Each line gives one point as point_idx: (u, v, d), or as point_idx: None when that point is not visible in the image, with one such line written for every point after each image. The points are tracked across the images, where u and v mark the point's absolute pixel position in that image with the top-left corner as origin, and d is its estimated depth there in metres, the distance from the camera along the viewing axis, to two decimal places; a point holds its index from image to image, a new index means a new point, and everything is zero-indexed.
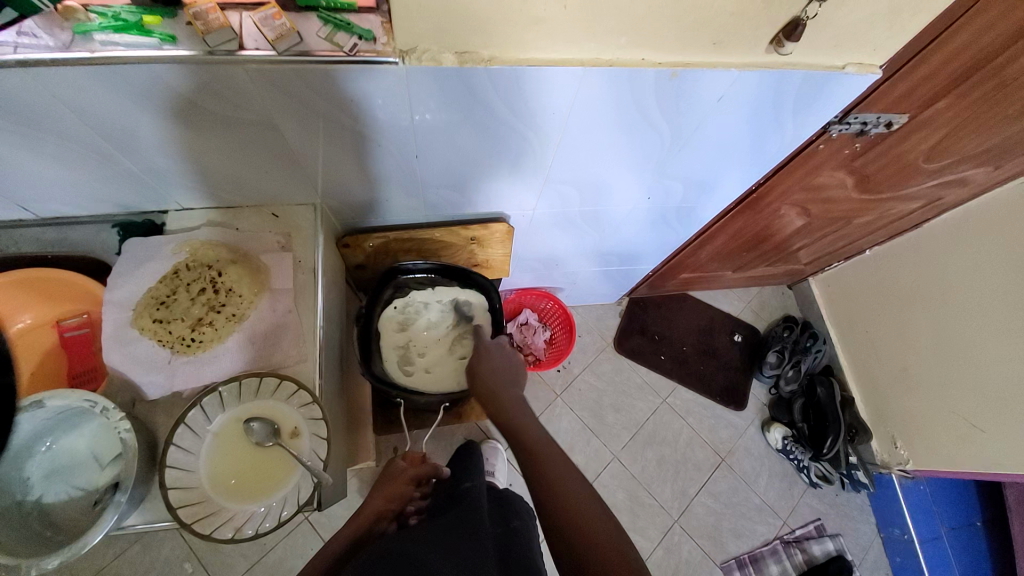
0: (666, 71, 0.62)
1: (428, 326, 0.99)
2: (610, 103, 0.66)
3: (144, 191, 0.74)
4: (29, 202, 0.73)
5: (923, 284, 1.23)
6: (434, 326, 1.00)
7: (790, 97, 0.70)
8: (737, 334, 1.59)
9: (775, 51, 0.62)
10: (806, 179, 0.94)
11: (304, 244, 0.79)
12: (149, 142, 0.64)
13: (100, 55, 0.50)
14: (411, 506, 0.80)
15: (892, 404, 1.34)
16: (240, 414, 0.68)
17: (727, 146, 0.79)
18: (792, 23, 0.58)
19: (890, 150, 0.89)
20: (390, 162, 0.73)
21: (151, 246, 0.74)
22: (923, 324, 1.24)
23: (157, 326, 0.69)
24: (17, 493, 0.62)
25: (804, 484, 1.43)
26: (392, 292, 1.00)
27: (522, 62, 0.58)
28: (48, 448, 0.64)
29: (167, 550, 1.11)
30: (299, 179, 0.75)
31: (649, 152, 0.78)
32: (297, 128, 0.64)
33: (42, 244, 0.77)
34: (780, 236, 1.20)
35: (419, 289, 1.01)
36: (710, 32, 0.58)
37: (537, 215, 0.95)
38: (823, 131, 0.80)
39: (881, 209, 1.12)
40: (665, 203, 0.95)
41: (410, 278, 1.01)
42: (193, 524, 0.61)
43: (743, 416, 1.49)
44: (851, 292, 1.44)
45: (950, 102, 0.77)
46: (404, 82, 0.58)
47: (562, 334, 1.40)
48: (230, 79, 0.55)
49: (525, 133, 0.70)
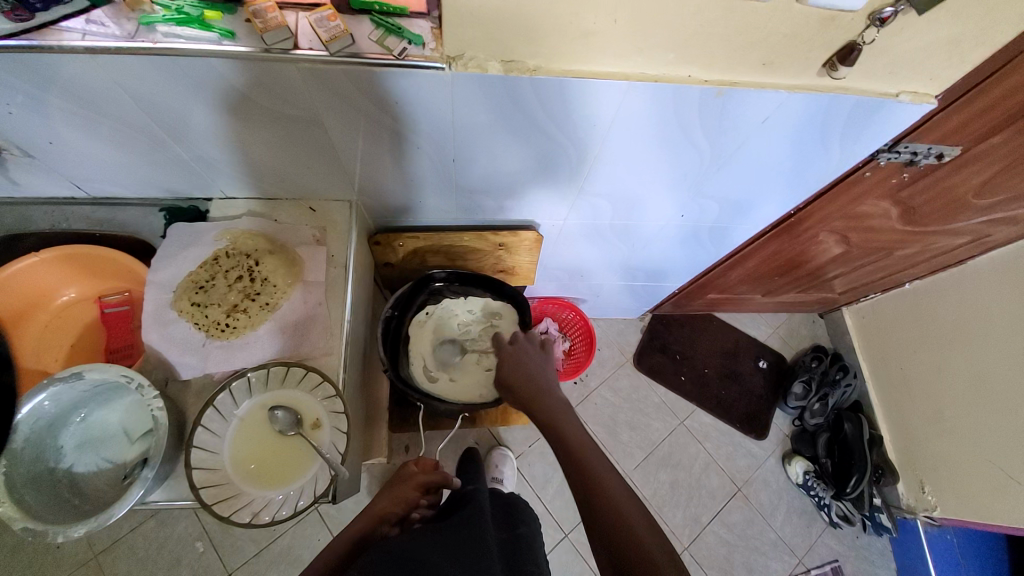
0: (711, 89, 0.61)
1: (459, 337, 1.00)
2: (651, 118, 0.65)
3: (191, 178, 0.77)
4: (84, 182, 0.76)
5: (965, 323, 1.18)
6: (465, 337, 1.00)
7: (837, 123, 0.68)
8: (762, 360, 1.55)
9: (827, 75, 0.61)
10: (847, 207, 0.91)
11: (337, 239, 0.80)
12: (200, 131, 0.66)
13: (162, 45, 0.53)
14: (416, 513, 0.78)
15: (923, 446, 1.28)
16: (266, 401, 0.69)
17: (768, 167, 0.77)
18: (845, 48, 0.56)
19: (937, 183, 0.86)
20: (428, 164, 0.75)
21: (195, 231, 0.77)
22: (963, 364, 1.18)
23: (193, 309, 0.72)
24: (49, 461, 0.63)
25: (823, 522, 1.38)
26: (427, 300, 1.02)
27: (567, 73, 0.58)
28: (82, 420, 0.67)
29: (181, 528, 1.14)
30: (338, 176, 0.77)
31: (686, 170, 0.77)
32: (341, 126, 0.65)
33: (93, 222, 0.80)
34: (815, 263, 1.17)
35: (453, 298, 1.02)
36: (759, 53, 0.57)
37: (568, 225, 0.95)
38: (869, 158, 0.78)
39: (924, 242, 1.08)
40: (699, 221, 0.93)
41: (447, 287, 1.03)
42: (213, 505, 0.62)
43: (763, 445, 1.45)
44: (887, 326, 1.39)
45: (1007, 138, 0.73)
46: (448, 87, 0.59)
47: (582, 347, 1.38)
48: (283, 76, 0.57)
49: (563, 143, 0.70)
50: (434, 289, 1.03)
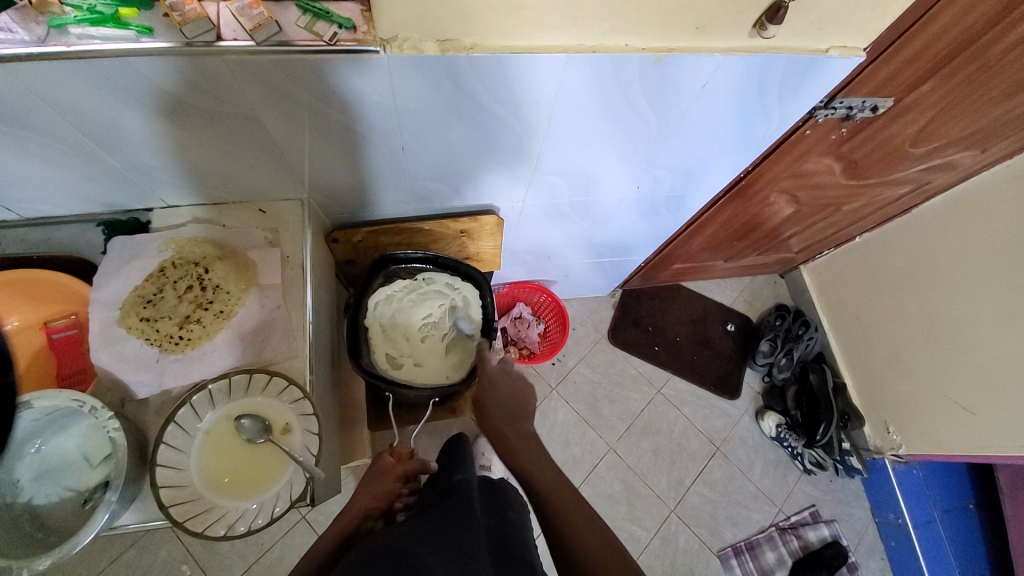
0: (650, 57, 0.61)
1: (421, 321, 0.93)
2: (596, 90, 0.66)
3: (128, 189, 0.73)
4: (11, 203, 0.72)
5: (914, 270, 1.24)
6: (428, 321, 0.94)
7: (775, 82, 0.70)
8: (730, 324, 1.60)
9: (758, 35, 0.62)
10: (793, 165, 0.94)
11: (291, 239, 0.78)
12: (129, 137, 0.63)
13: (75, 48, 0.50)
14: (398, 502, 0.76)
15: (885, 389, 1.35)
16: (230, 412, 0.68)
17: (715, 133, 0.79)
18: (773, 7, 0.58)
19: (875, 135, 0.89)
20: (376, 154, 0.73)
21: (136, 243, 0.73)
22: (914, 308, 1.25)
23: (143, 325, 0.69)
24: (6, 495, 0.62)
25: (798, 470, 1.45)
26: (382, 282, 0.95)
27: (505, 50, 0.58)
28: (37, 450, 0.64)
29: (164, 552, 1.11)
30: (284, 174, 0.74)
31: (637, 140, 0.78)
32: (279, 121, 0.63)
33: (27, 245, 0.76)
34: (770, 224, 1.21)
35: (408, 280, 0.95)
36: (692, 16, 0.58)
37: (527, 206, 0.95)
38: (808, 116, 0.80)
39: (870, 194, 1.12)
40: (655, 193, 0.95)
41: (404, 268, 0.96)
42: (185, 522, 0.60)
43: (737, 404, 1.50)
44: (842, 279, 1.45)
45: (934, 85, 0.77)
46: (387, 72, 0.57)
47: (555, 327, 1.41)
48: (210, 72, 0.54)
49: (512, 122, 0.69)
50: (390, 270, 0.96)
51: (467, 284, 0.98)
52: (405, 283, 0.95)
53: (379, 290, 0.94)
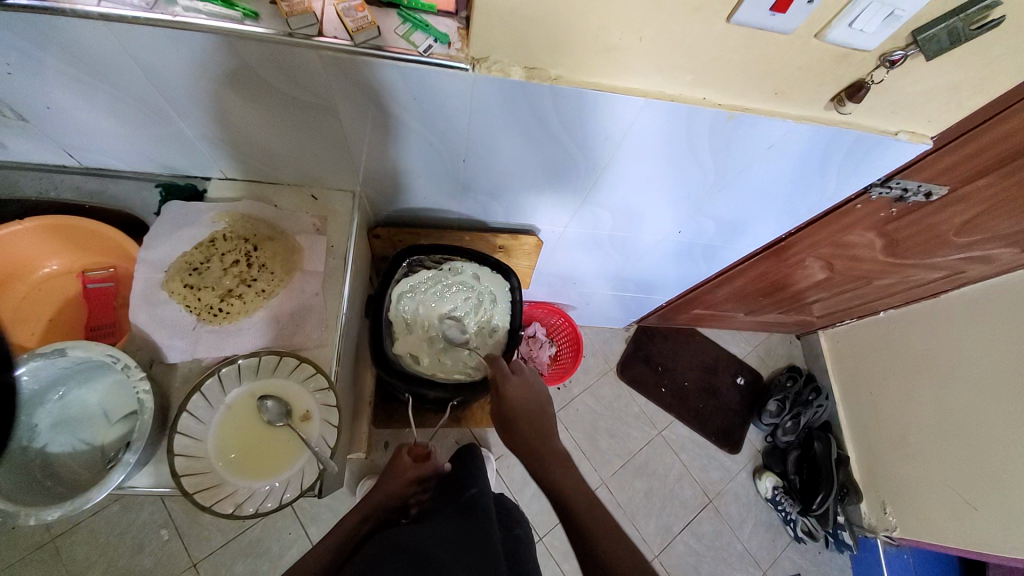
0: (724, 113, 0.63)
1: (444, 315, 0.89)
2: (664, 134, 0.66)
3: (193, 156, 0.75)
4: (77, 151, 0.73)
5: (934, 355, 1.23)
6: (451, 315, 0.90)
7: (838, 155, 0.71)
8: (740, 377, 1.59)
9: (834, 108, 0.63)
10: (836, 235, 0.95)
11: (338, 229, 0.79)
12: (208, 109, 0.64)
13: (180, 19, 0.51)
14: (414, 500, 0.78)
15: (887, 468, 1.34)
16: (254, 391, 0.68)
17: (768, 192, 0.80)
18: (855, 85, 0.59)
19: (921, 219, 0.90)
20: (436, 161, 0.74)
21: (191, 210, 0.74)
22: (929, 394, 1.24)
23: (186, 291, 0.70)
24: (22, 439, 0.61)
25: (788, 536, 1.43)
26: (405, 272, 0.90)
27: (587, 85, 0.59)
28: (59, 399, 0.64)
29: (145, 514, 1.11)
30: (344, 165, 0.76)
31: (692, 187, 0.79)
32: (352, 115, 0.64)
33: (81, 193, 0.77)
34: (799, 287, 1.21)
35: (432, 270, 0.91)
36: (773, 82, 0.59)
37: (568, 233, 0.96)
38: (863, 191, 0.81)
39: (904, 274, 1.13)
40: (695, 239, 0.96)
41: (427, 258, 0.92)
42: (194, 494, 0.61)
43: (736, 459, 1.48)
44: (860, 351, 1.44)
45: (991, 181, 0.78)
46: (468, 88, 0.59)
47: (567, 352, 1.40)
48: (299, 61, 0.56)
49: (575, 152, 0.70)
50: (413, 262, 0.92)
51: (494, 276, 0.92)
52: (429, 274, 0.90)
53: (402, 281, 0.89)
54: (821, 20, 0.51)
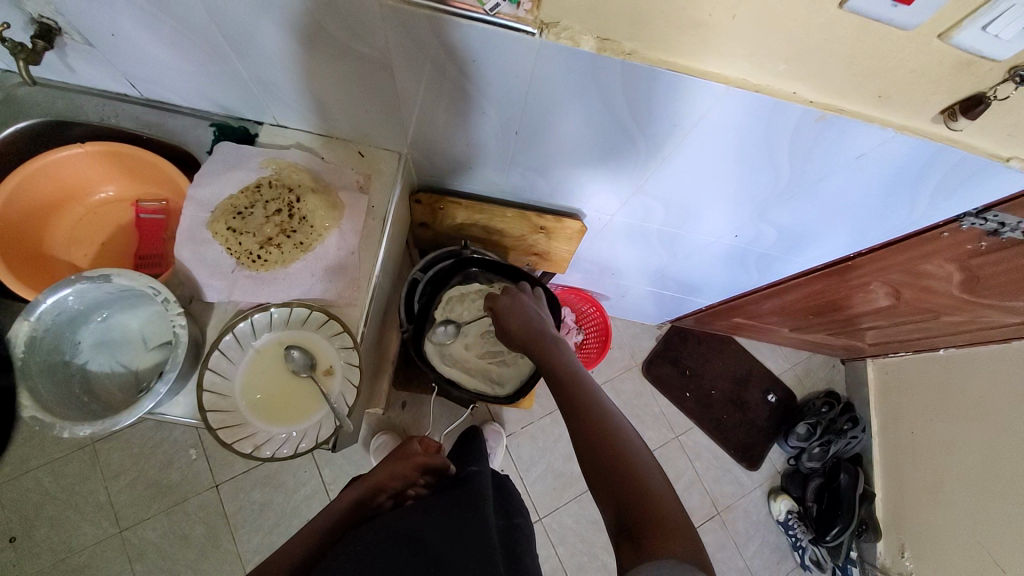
0: (814, 112, 0.56)
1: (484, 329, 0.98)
2: (739, 129, 0.61)
3: (249, 100, 0.74)
4: (139, 81, 0.74)
5: (991, 404, 1.12)
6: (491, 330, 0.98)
7: (935, 175, 0.63)
8: (771, 394, 1.51)
9: (943, 122, 0.55)
10: (909, 262, 0.86)
11: (380, 190, 0.78)
12: (265, 52, 0.62)
13: None
14: (412, 490, 0.75)
15: (914, 512, 1.26)
16: (283, 339, 0.69)
17: (845, 205, 0.72)
18: (972, 99, 0.51)
19: (1013, 258, 0.80)
20: (489, 131, 0.71)
21: (241, 154, 0.74)
22: (976, 444, 1.13)
23: (228, 234, 0.70)
24: (65, 353, 0.64)
25: (794, 562, 1.38)
26: (459, 280, 0.98)
27: (662, 64, 0.53)
28: (102, 320, 0.67)
29: (177, 433, 1.18)
30: (395, 125, 0.74)
31: (757, 189, 0.72)
32: (409, 73, 0.62)
33: (140, 123, 0.78)
34: (855, 310, 1.12)
35: (484, 285, 0.98)
36: (877, 84, 0.52)
37: (614, 221, 0.91)
38: (952, 219, 0.72)
39: (978, 314, 1.02)
40: (750, 245, 0.89)
41: (483, 272, 0.98)
42: (217, 431, 0.63)
43: (753, 476, 1.43)
44: (909, 387, 1.34)
45: None
46: (532, 55, 0.55)
47: (594, 343, 1.35)
48: (358, 8, 0.52)
49: (636, 136, 0.65)
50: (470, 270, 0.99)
51: None
52: (482, 288, 0.98)
53: (454, 287, 0.98)
54: (950, 17, 0.44)
